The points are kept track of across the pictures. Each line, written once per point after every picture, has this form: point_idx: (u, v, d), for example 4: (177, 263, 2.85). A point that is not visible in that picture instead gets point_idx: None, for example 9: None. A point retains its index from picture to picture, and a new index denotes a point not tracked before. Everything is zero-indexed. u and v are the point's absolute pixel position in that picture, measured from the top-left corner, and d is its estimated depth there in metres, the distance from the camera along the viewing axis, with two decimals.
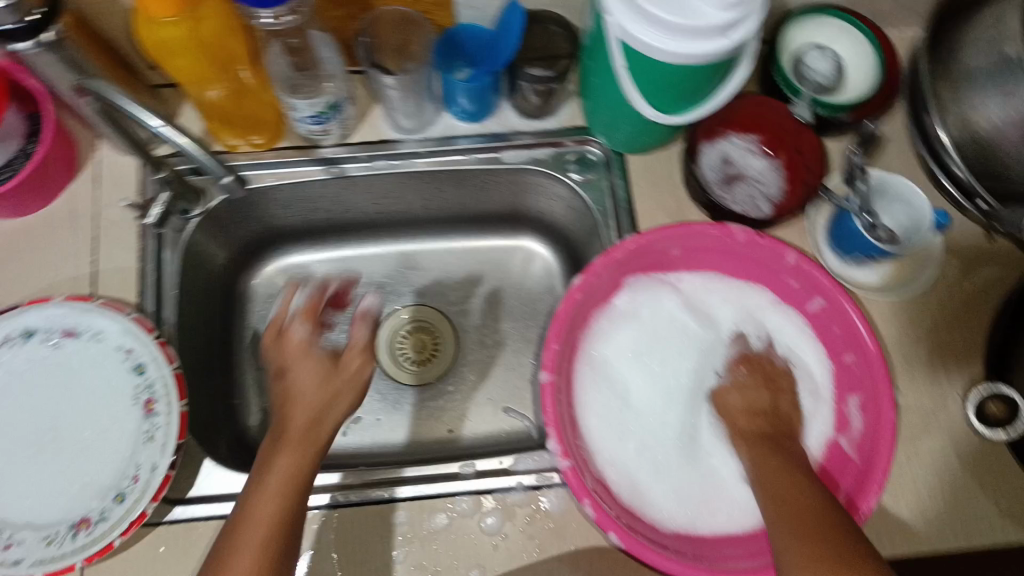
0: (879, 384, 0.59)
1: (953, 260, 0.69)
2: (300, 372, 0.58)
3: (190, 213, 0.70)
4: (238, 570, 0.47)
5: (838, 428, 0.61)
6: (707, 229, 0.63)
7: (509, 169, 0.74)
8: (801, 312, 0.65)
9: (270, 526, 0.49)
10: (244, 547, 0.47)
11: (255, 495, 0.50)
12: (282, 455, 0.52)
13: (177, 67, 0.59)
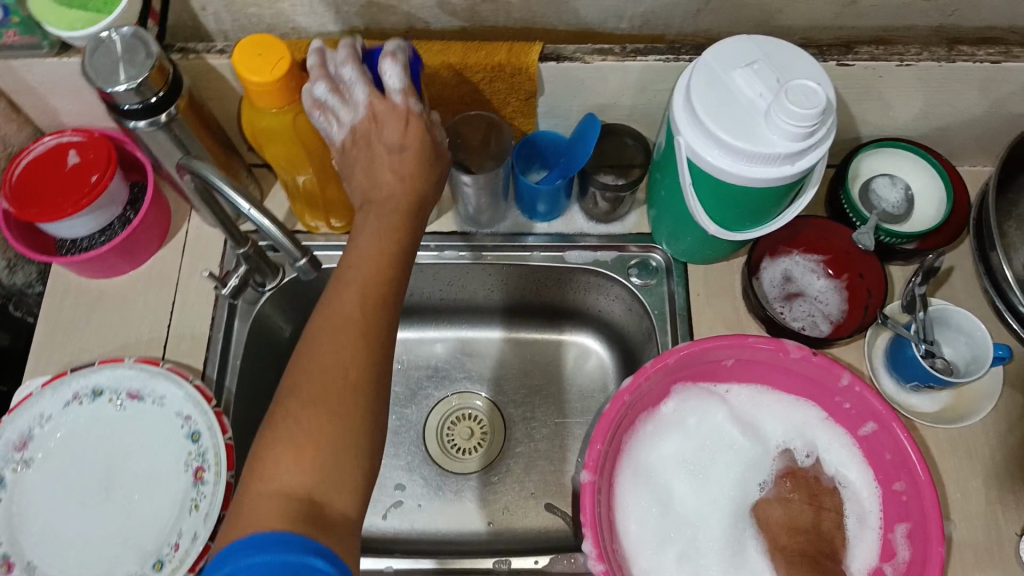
0: (929, 519, 0.57)
1: (1016, 396, 0.68)
2: (389, 126, 0.55)
3: (265, 285, 0.72)
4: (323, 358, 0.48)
5: (883, 557, 0.60)
6: (760, 343, 0.62)
7: (570, 268, 0.76)
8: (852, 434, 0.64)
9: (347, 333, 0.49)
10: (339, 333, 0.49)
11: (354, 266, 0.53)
12: (342, 323, 0.50)
13: (272, 152, 0.62)
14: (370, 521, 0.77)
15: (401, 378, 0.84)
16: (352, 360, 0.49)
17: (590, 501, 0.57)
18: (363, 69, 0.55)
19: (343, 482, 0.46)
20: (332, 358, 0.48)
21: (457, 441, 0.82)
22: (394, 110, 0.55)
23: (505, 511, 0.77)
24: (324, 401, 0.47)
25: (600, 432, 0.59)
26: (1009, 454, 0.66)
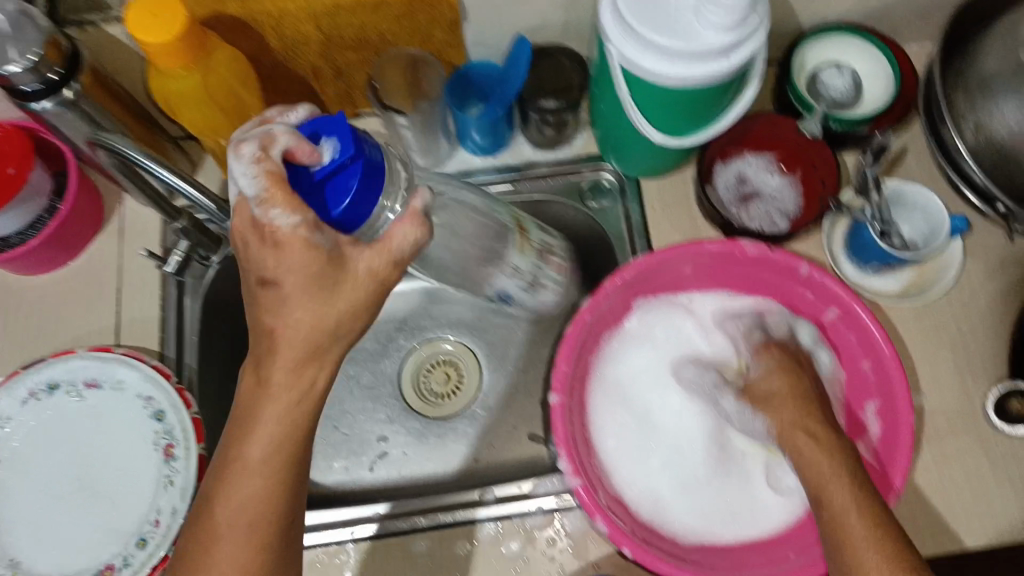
0: (897, 392, 0.58)
1: (978, 264, 0.68)
2: (270, 264, 0.43)
3: (210, 259, 0.70)
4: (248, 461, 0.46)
5: (858, 435, 0.61)
6: (715, 246, 0.61)
7: (523, 201, 0.73)
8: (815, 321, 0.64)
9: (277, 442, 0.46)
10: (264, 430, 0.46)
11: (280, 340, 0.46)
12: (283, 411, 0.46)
13: (187, 117, 0.60)
14: (358, 474, 0.76)
15: (371, 335, 0.83)
16: (257, 494, 0.46)
17: (560, 421, 0.59)
18: (260, 187, 0.41)
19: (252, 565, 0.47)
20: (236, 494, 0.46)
21: (432, 386, 0.82)
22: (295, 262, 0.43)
23: (491, 448, 0.77)
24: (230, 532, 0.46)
25: (563, 355, 0.60)
26: (973, 320, 0.67)
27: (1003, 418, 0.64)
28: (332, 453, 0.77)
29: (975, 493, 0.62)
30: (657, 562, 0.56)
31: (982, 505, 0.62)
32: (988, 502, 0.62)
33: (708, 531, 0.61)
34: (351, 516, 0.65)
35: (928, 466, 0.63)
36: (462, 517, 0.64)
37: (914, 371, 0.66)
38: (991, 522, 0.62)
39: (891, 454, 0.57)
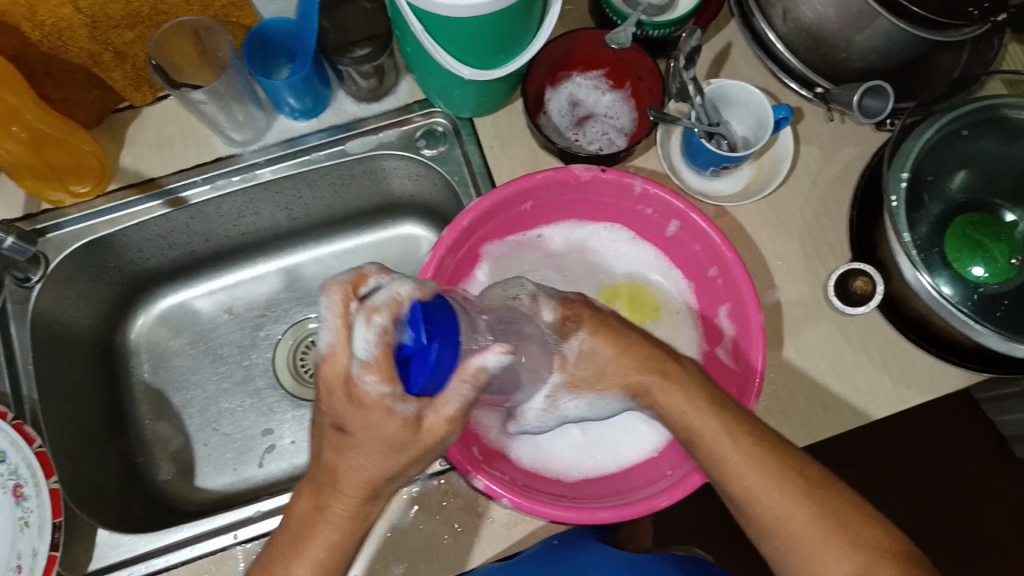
0: (742, 292, 0.59)
1: (812, 150, 0.69)
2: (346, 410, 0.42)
3: (29, 280, 0.65)
4: None
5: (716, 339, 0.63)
6: (549, 176, 0.60)
7: (357, 160, 0.69)
8: (660, 236, 0.65)
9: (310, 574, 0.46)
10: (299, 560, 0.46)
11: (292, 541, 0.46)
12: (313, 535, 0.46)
13: None
14: (247, 472, 0.73)
15: (236, 327, 0.79)
16: None
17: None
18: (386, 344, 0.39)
19: None
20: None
21: (313, 367, 0.78)
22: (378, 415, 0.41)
23: None
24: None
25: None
26: (815, 207, 0.68)
27: (847, 301, 0.65)
28: (214, 457, 0.74)
29: (836, 373, 0.65)
30: (537, 507, 0.55)
31: (848, 383, 0.65)
32: (852, 379, 0.65)
33: (590, 465, 0.62)
34: (231, 521, 0.63)
35: (792, 356, 0.65)
36: None
37: (767, 267, 0.67)
38: (860, 397, 0.64)
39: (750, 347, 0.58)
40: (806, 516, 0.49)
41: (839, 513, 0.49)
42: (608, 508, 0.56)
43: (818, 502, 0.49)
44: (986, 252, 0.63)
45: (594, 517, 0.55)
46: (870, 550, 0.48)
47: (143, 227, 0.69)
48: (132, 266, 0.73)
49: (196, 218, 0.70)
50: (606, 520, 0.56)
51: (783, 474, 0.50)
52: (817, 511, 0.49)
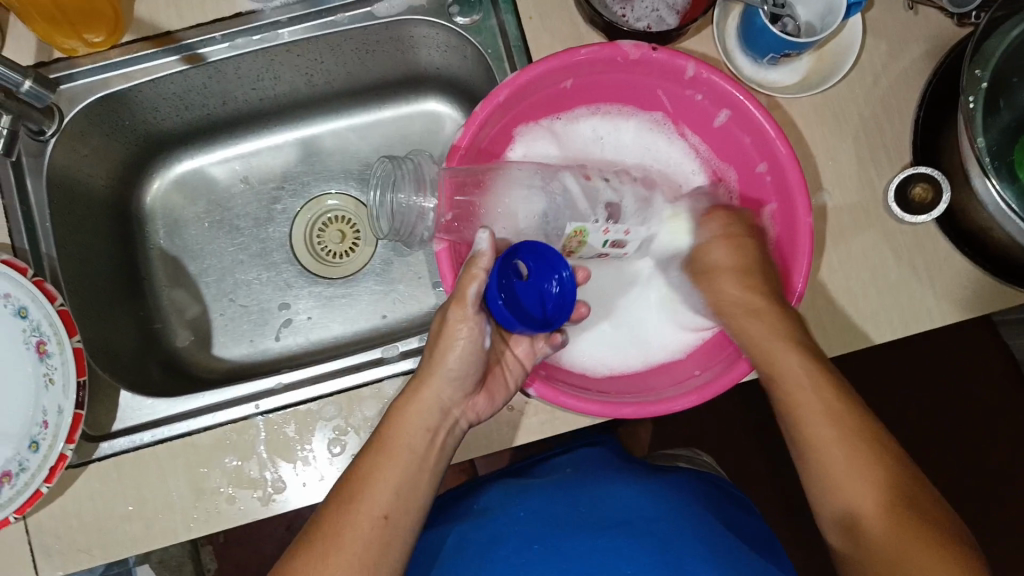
0: (792, 191, 0.55)
1: (879, 44, 0.63)
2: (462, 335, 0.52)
3: (44, 133, 0.62)
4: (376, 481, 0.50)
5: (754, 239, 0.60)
6: (594, 51, 0.55)
7: (385, 24, 0.65)
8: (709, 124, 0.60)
9: (406, 444, 0.51)
10: (392, 441, 0.51)
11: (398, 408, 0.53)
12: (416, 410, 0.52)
13: None
14: (264, 344, 0.74)
15: (253, 198, 0.77)
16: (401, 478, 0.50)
17: (447, 267, 0.55)
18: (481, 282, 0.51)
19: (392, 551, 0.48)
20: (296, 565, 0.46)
21: (329, 246, 0.77)
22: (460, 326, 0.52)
23: (397, 302, 0.74)
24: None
25: (439, 225, 0.55)
26: (877, 106, 0.63)
27: (905, 208, 0.61)
28: (232, 329, 0.74)
29: (879, 284, 0.62)
30: (562, 398, 0.54)
31: (890, 296, 0.62)
32: (895, 292, 0.62)
33: (618, 361, 0.61)
34: (251, 393, 0.63)
35: (833, 263, 0.62)
36: (372, 376, 0.62)
37: (817, 168, 0.63)
38: (902, 311, 0.62)
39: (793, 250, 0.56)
40: (807, 385, 0.51)
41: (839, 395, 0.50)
42: (633, 404, 0.55)
43: (807, 375, 0.51)
44: None
45: (621, 411, 0.54)
46: (847, 426, 0.49)
47: (160, 84, 0.65)
48: (148, 127, 0.70)
49: (215, 79, 0.67)
50: (630, 415, 0.55)
51: (798, 344, 0.52)
52: (815, 375, 0.51)
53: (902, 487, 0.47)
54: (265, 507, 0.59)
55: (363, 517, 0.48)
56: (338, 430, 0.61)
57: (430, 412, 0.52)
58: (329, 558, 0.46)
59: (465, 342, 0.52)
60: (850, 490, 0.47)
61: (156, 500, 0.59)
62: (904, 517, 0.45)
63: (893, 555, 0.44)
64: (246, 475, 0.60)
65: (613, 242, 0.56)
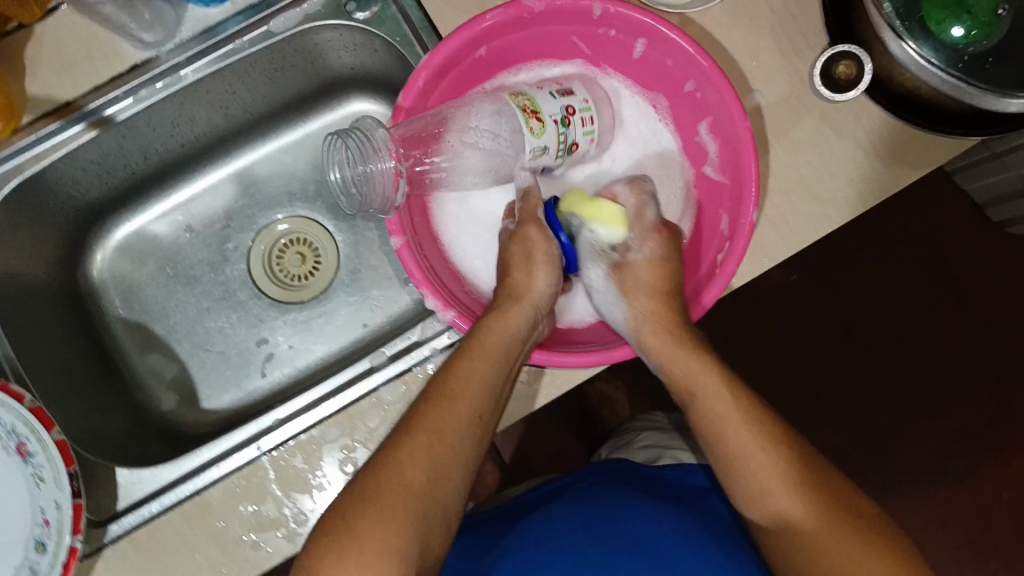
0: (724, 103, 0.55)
1: None
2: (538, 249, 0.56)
3: None
4: (474, 385, 0.52)
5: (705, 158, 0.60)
6: (497, 12, 0.54)
7: (286, 39, 0.62)
8: (632, 56, 0.60)
9: (506, 347, 0.53)
10: (491, 346, 0.53)
11: (495, 316, 0.54)
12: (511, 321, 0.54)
13: None
14: (252, 385, 0.72)
15: (202, 243, 0.75)
16: (490, 383, 0.52)
17: (414, 264, 0.54)
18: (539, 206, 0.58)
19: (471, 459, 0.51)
20: (396, 454, 0.48)
21: (290, 271, 0.75)
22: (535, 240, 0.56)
23: (375, 308, 0.73)
24: (375, 502, 0.47)
25: (395, 223, 0.54)
26: None
27: (831, 88, 0.62)
28: (213, 378, 0.73)
29: (830, 167, 0.63)
30: (558, 357, 0.54)
31: (842, 176, 0.63)
32: (847, 171, 0.63)
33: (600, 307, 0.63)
34: (250, 435, 0.62)
35: (782, 159, 0.63)
36: (365, 389, 0.61)
37: (744, 70, 0.63)
38: (857, 187, 0.63)
39: (742, 157, 0.55)
40: (692, 372, 0.53)
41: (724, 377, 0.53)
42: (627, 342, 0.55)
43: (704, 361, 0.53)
44: (963, 12, 0.59)
45: (620, 353, 0.54)
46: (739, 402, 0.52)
47: (75, 156, 0.63)
48: (74, 202, 0.68)
49: (129, 136, 0.65)
50: (628, 353, 0.55)
51: (678, 333, 0.54)
52: (693, 362, 0.53)
53: (786, 458, 0.50)
54: (294, 543, 0.59)
55: (459, 413, 0.51)
56: (346, 449, 0.60)
57: (527, 327, 0.55)
58: (430, 450, 0.49)
59: (549, 264, 0.56)
60: (747, 463, 0.50)
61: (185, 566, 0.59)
62: (797, 482, 0.49)
63: (788, 511, 0.49)
64: (266, 519, 0.59)
65: (565, 105, 0.56)
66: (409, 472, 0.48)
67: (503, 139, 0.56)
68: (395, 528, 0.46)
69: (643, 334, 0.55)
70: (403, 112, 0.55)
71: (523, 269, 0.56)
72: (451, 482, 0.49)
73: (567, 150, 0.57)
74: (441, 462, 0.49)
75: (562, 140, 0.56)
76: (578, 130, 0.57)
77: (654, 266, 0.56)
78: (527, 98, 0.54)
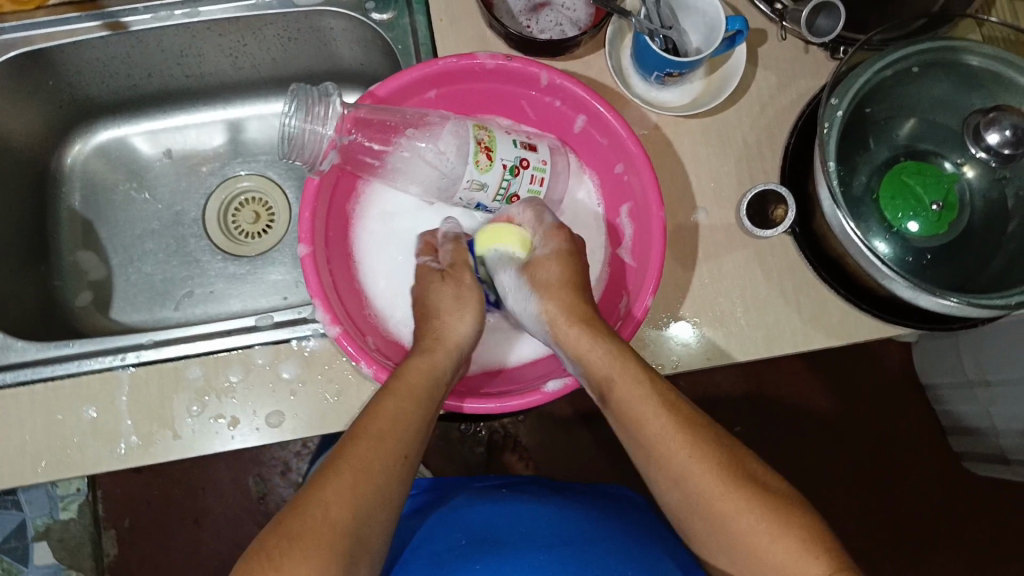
0: (647, 191, 0.60)
1: (770, 75, 0.66)
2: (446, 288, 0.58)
3: None
4: (390, 426, 0.49)
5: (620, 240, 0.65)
6: (454, 61, 0.59)
7: (303, 13, 0.67)
8: (567, 134, 0.66)
9: (422, 390, 0.52)
10: (406, 391, 0.51)
11: (409, 367, 0.53)
12: (428, 372, 0.53)
13: None
14: (162, 314, 0.75)
15: (170, 172, 0.79)
16: (409, 420, 0.50)
17: (307, 261, 0.57)
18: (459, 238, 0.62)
19: (393, 498, 0.48)
20: (321, 492, 0.46)
21: (241, 225, 0.79)
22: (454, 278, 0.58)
23: (298, 285, 0.76)
24: (301, 541, 0.43)
25: (305, 234, 0.58)
26: (760, 133, 0.66)
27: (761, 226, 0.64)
28: (130, 296, 0.76)
29: (748, 302, 0.64)
30: (465, 405, 0.56)
31: (758, 315, 0.64)
32: (763, 312, 0.64)
33: (487, 359, 0.64)
34: (127, 344, 0.65)
35: (705, 278, 0.64)
36: (241, 341, 0.64)
37: (698, 186, 0.65)
38: (767, 331, 0.64)
39: (649, 245, 0.59)
40: (607, 364, 0.52)
41: (637, 365, 0.52)
42: (495, 400, 0.56)
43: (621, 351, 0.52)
44: (921, 207, 0.61)
45: (478, 408, 0.56)
46: (659, 387, 0.51)
47: (83, 49, 0.67)
48: (72, 90, 0.72)
49: (138, 48, 0.69)
50: (492, 411, 0.56)
51: (590, 325, 0.54)
52: (612, 355, 0.52)
53: (704, 442, 0.50)
54: (119, 460, 0.61)
55: (387, 458, 0.48)
56: (199, 391, 0.63)
57: (448, 369, 0.54)
58: (356, 492, 0.46)
59: (479, 303, 0.58)
60: (670, 452, 0.50)
61: (12, 444, 0.61)
62: (717, 466, 0.49)
63: (716, 495, 0.48)
64: (103, 429, 0.62)
65: (521, 156, 0.58)
66: (337, 510, 0.45)
67: (447, 165, 0.58)
68: (323, 567, 0.43)
69: (561, 331, 0.54)
70: (355, 122, 0.58)
71: (451, 313, 0.57)
72: (377, 525, 0.47)
73: (506, 199, 0.59)
74: (369, 505, 0.46)
75: (505, 187, 0.58)
76: (523, 183, 0.59)
77: (557, 259, 0.56)
78: (487, 135, 0.56)
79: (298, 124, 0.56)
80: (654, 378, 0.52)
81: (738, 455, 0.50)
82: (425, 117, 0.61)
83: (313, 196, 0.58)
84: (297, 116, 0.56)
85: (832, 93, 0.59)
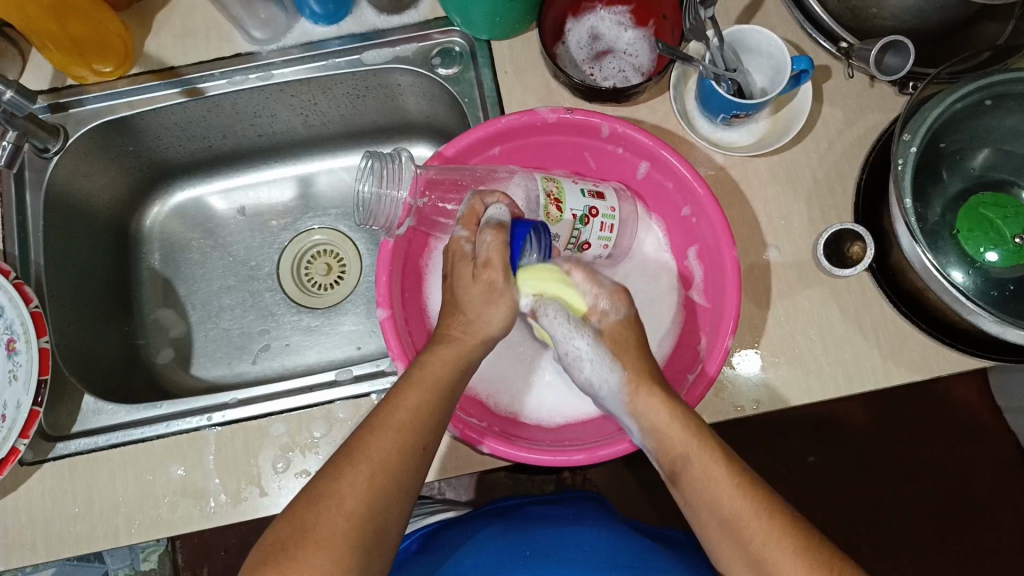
0: (718, 232, 0.59)
1: (836, 112, 0.67)
2: (473, 294, 0.51)
3: (48, 150, 0.67)
4: (398, 422, 0.48)
5: (691, 283, 0.65)
6: (518, 118, 0.60)
7: (372, 71, 0.69)
8: (632, 181, 0.66)
9: (438, 376, 0.50)
10: (421, 380, 0.50)
11: (425, 353, 0.51)
12: (443, 361, 0.51)
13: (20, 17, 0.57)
14: (241, 367, 0.76)
15: (242, 228, 0.81)
16: (421, 406, 0.49)
17: (392, 334, 0.58)
18: (503, 237, 0.50)
19: (407, 487, 0.47)
20: (338, 485, 0.46)
21: (315, 278, 0.81)
22: (480, 281, 0.51)
23: (371, 335, 0.77)
24: (314, 535, 0.44)
25: (384, 296, 0.59)
26: (829, 170, 0.66)
27: (835, 264, 0.64)
28: (211, 353, 0.77)
29: (824, 341, 0.63)
30: (521, 453, 0.56)
31: (837, 354, 0.63)
32: (841, 350, 0.63)
33: (573, 410, 0.64)
34: (215, 404, 0.68)
35: (780, 316, 0.64)
36: (325, 396, 0.66)
37: (769, 226, 0.65)
38: (846, 370, 0.63)
39: (724, 287, 0.59)
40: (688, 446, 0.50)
41: (700, 433, 0.50)
42: (583, 450, 0.57)
43: (683, 417, 0.50)
44: (1001, 239, 0.61)
45: (570, 460, 0.56)
46: (722, 459, 0.49)
47: (160, 115, 0.70)
48: (150, 154, 0.75)
49: (214, 112, 0.71)
50: (582, 462, 0.57)
51: (671, 398, 0.51)
52: (674, 420, 0.50)
53: (768, 517, 0.47)
54: (207, 517, 0.63)
55: (402, 447, 0.47)
56: (283, 448, 0.64)
57: (472, 363, 0.52)
58: (372, 483, 0.46)
59: (509, 309, 0.51)
60: (730, 528, 0.48)
61: (105, 504, 0.63)
62: (777, 539, 0.47)
63: (772, 569, 0.47)
64: (191, 486, 0.63)
65: (590, 205, 0.58)
66: (351, 502, 0.45)
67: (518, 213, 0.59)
68: (334, 558, 0.44)
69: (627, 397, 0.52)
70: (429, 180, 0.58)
71: (477, 313, 0.51)
72: (393, 514, 0.47)
73: (578, 247, 0.59)
74: (385, 498, 0.46)
75: (576, 236, 0.58)
76: (594, 232, 0.59)
77: (625, 326, 0.53)
78: (556, 187, 0.57)
79: (373, 192, 0.55)
80: (715, 443, 0.50)
81: (811, 530, 0.48)
82: (492, 173, 0.61)
83: (389, 258, 0.59)
84: (375, 180, 0.55)
85: (904, 130, 0.59)
